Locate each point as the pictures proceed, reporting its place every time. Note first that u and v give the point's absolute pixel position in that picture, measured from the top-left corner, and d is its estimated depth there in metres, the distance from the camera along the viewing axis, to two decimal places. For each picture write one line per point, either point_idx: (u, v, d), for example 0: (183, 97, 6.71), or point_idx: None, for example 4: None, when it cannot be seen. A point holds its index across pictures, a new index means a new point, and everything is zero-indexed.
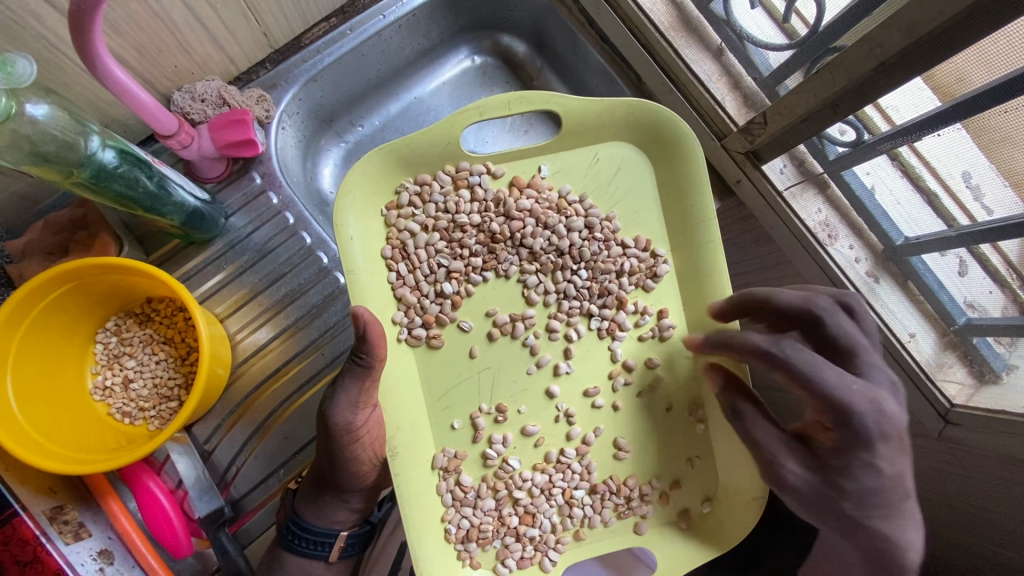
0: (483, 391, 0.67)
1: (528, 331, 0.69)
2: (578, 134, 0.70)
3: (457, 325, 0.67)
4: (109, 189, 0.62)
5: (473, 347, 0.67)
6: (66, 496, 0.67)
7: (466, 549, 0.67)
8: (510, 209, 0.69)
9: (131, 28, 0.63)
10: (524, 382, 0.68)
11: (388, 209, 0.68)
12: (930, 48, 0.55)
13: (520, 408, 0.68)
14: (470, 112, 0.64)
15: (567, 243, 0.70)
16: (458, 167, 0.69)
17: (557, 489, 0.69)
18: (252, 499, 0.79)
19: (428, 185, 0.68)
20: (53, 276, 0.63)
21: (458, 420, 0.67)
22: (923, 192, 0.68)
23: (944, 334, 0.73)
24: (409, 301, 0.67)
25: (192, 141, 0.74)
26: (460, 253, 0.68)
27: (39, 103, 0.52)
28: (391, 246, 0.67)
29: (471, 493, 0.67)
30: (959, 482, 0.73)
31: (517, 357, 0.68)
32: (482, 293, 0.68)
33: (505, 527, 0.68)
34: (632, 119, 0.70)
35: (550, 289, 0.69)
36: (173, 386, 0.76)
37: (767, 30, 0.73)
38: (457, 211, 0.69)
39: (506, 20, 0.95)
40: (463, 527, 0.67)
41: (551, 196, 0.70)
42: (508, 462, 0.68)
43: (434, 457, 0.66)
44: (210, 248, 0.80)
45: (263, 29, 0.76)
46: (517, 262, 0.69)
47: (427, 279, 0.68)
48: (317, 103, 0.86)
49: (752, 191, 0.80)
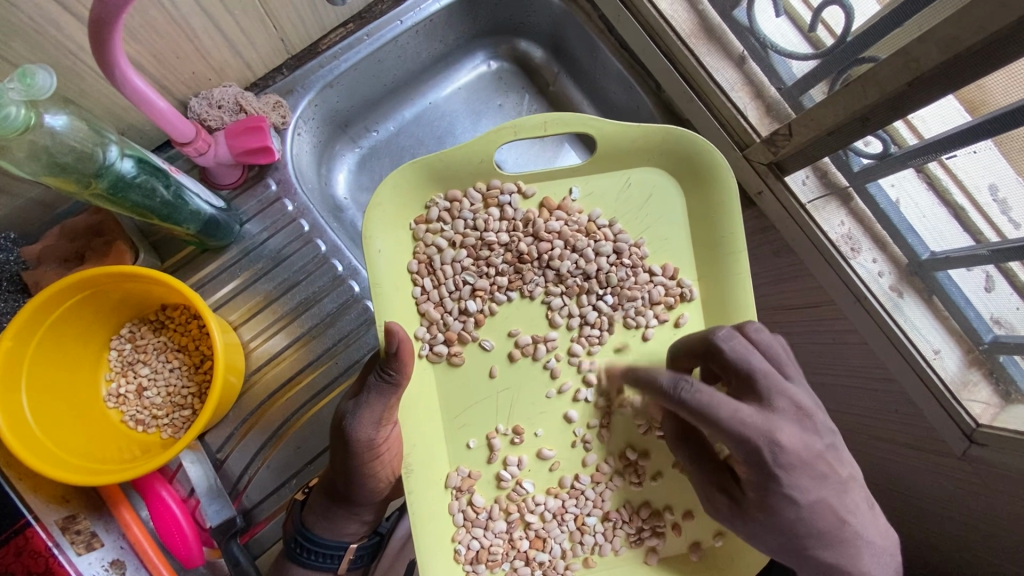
0: (501, 412, 0.66)
1: (550, 353, 0.68)
2: (612, 158, 0.69)
3: (479, 344, 0.66)
4: (127, 200, 0.61)
5: (493, 366, 0.66)
6: (78, 505, 0.66)
7: (475, 570, 0.65)
8: (539, 229, 0.67)
9: (150, 35, 0.62)
10: (542, 405, 0.67)
11: (417, 223, 0.67)
12: (970, 63, 0.54)
13: (537, 431, 0.67)
14: (506, 131, 0.63)
15: (594, 267, 0.69)
16: (490, 185, 0.68)
17: (570, 515, 0.68)
18: (263, 509, 0.78)
19: (458, 202, 0.67)
20: (69, 285, 0.63)
21: (474, 438, 0.66)
22: (948, 206, 0.66)
23: (970, 351, 0.70)
24: (432, 317, 0.66)
25: (209, 148, 0.73)
26: (485, 271, 0.68)
27: (58, 115, 0.52)
28: (417, 260, 0.66)
29: (483, 514, 0.66)
30: (982, 503, 0.71)
31: (538, 379, 0.67)
32: (505, 312, 0.67)
33: (515, 550, 0.67)
34: (666, 147, 0.69)
35: (573, 313, 0.68)
36: (187, 395, 0.75)
37: (792, 38, 0.72)
38: (485, 229, 0.68)
39: (524, 25, 0.94)
40: (473, 548, 0.65)
41: (581, 220, 0.69)
42: (522, 484, 0.66)
43: (448, 475, 0.65)
44: (225, 255, 0.80)
45: (280, 35, 0.75)
46: (543, 284, 0.68)
47: (451, 295, 0.67)
48: (332, 108, 0.85)
49: (773, 203, 0.78)
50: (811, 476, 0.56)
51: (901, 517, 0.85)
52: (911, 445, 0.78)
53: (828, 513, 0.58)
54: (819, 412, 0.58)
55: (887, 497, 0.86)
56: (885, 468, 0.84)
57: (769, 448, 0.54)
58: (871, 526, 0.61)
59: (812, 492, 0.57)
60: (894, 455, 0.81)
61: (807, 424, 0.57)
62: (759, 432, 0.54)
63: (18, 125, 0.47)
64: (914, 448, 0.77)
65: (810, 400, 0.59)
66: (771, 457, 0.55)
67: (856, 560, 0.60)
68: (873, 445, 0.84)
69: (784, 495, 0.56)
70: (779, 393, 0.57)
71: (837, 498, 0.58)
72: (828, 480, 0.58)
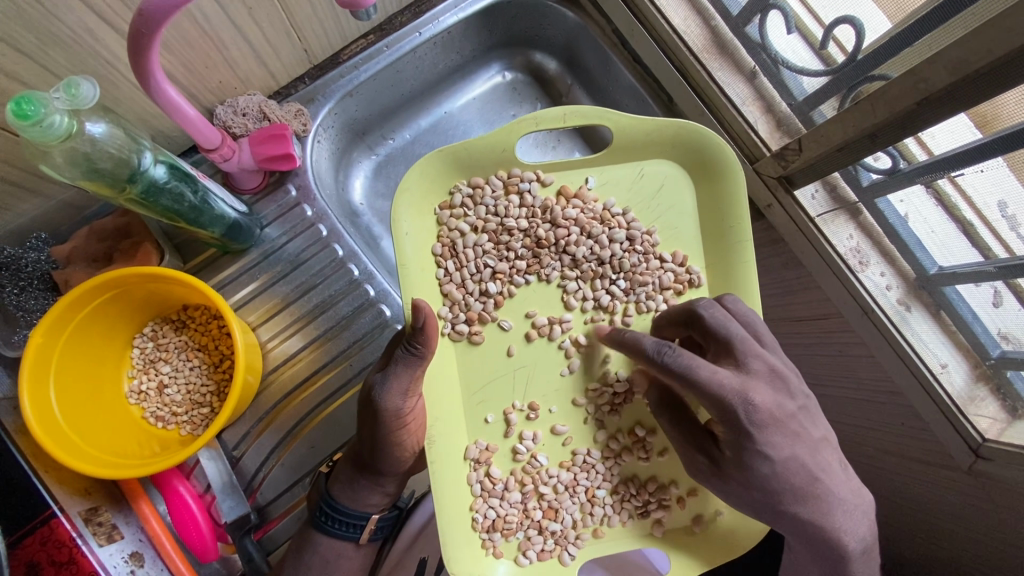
0: (517, 389, 0.68)
1: (565, 334, 0.69)
2: (631, 147, 0.70)
3: (498, 324, 0.68)
4: (158, 204, 0.63)
5: (511, 346, 0.68)
6: (100, 497, 0.69)
7: (491, 538, 0.66)
8: (557, 216, 0.69)
9: (182, 46, 0.65)
10: (557, 383, 0.69)
11: (441, 208, 0.68)
12: (978, 85, 0.55)
13: (551, 408, 0.68)
14: (527, 122, 0.65)
15: (608, 253, 0.70)
16: (510, 174, 0.69)
17: (581, 487, 0.69)
18: (278, 506, 0.79)
19: (480, 188, 0.68)
20: (97, 285, 0.65)
21: (492, 413, 0.67)
22: (957, 221, 0.67)
23: (977, 366, 0.71)
24: (455, 297, 0.67)
25: (234, 154, 0.75)
26: (505, 254, 0.70)
27: (98, 122, 0.54)
28: (441, 243, 0.68)
29: (499, 485, 0.67)
30: (988, 519, 0.72)
31: (553, 360, 0.69)
32: (522, 295, 0.69)
33: (529, 520, 0.68)
34: (681, 139, 0.70)
35: (588, 296, 0.70)
36: (206, 394, 0.77)
37: (802, 54, 0.73)
38: (506, 215, 0.70)
39: (539, 38, 0.96)
40: (489, 517, 0.66)
41: (596, 208, 0.71)
42: (536, 457, 0.68)
43: (467, 448, 0.66)
44: (246, 257, 0.82)
45: (304, 46, 0.78)
46: (559, 268, 0.70)
47: (473, 277, 0.68)
48: (351, 116, 0.88)
49: (783, 216, 0.79)
50: (782, 434, 0.57)
51: (908, 530, 0.86)
52: (918, 458, 0.78)
53: (799, 469, 0.58)
54: (794, 378, 0.60)
55: (895, 510, 0.86)
56: (892, 482, 0.85)
57: (740, 406, 0.56)
58: (842, 485, 0.61)
59: (785, 449, 0.57)
60: (901, 469, 0.82)
61: (783, 385, 0.59)
62: (733, 391, 0.56)
63: (60, 133, 0.49)
64: (921, 462, 0.78)
65: (785, 365, 0.61)
66: (744, 416, 0.56)
67: (827, 516, 0.60)
68: (879, 457, 0.85)
69: (759, 452, 0.57)
70: (754, 356, 0.59)
71: (809, 456, 0.59)
72: (798, 438, 0.59)
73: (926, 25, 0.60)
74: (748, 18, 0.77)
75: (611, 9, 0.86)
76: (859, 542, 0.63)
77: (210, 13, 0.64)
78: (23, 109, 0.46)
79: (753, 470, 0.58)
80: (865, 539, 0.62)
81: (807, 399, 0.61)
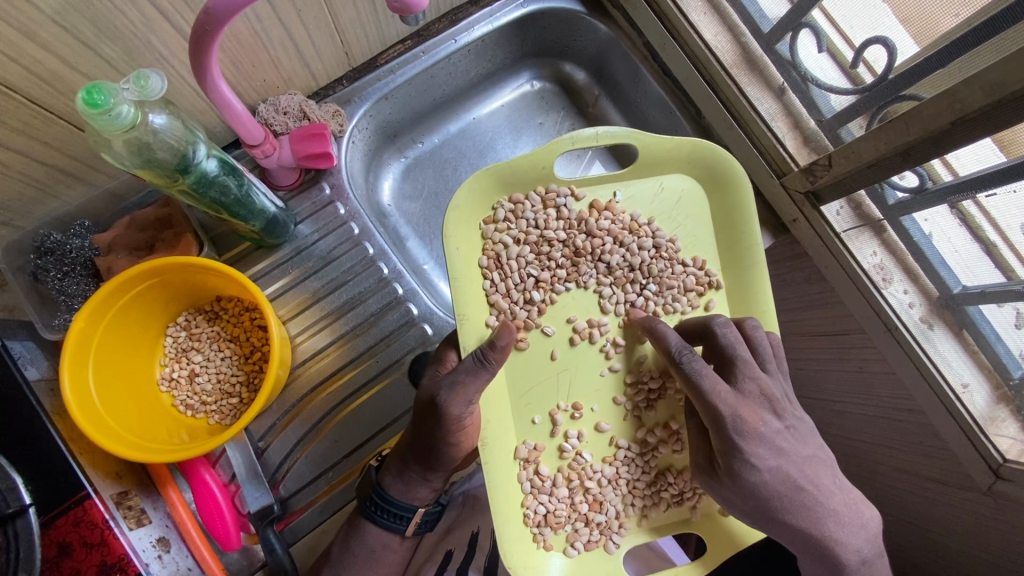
0: (560, 390, 0.69)
1: (604, 338, 0.70)
2: (649, 165, 0.72)
3: (541, 330, 0.69)
4: (206, 196, 0.65)
5: (553, 349, 0.69)
6: (131, 482, 0.71)
7: (541, 532, 0.67)
8: (592, 227, 0.71)
9: (233, 45, 0.67)
10: (597, 383, 0.70)
11: (485, 223, 0.70)
12: (1009, 109, 0.56)
13: (593, 407, 0.69)
14: (564, 142, 0.67)
15: (639, 260, 0.72)
16: (548, 189, 0.71)
17: (623, 480, 0.70)
18: (300, 498, 0.80)
19: (521, 204, 0.70)
20: (140, 272, 0.67)
21: (538, 415, 0.68)
22: (981, 242, 0.68)
23: (999, 387, 0.70)
24: (502, 307, 0.68)
25: (274, 151, 0.77)
26: (547, 264, 0.71)
27: (160, 114, 0.56)
28: (487, 257, 0.69)
29: (548, 482, 0.68)
30: (1003, 540, 0.72)
31: (593, 360, 0.70)
32: (564, 301, 0.70)
33: (576, 513, 0.69)
34: (694, 158, 0.72)
35: (621, 301, 0.71)
36: (235, 383, 0.79)
37: (830, 73, 0.75)
38: (545, 227, 0.71)
39: (570, 49, 0.98)
40: (540, 512, 0.67)
41: (624, 219, 0.72)
42: (581, 454, 0.69)
43: (517, 448, 0.67)
44: (278, 252, 0.84)
45: (345, 49, 0.80)
46: (595, 275, 0.71)
47: (517, 287, 0.69)
48: (385, 119, 0.90)
49: (808, 230, 0.81)
50: (768, 448, 0.59)
51: (924, 550, 0.86)
52: (936, 478, 0.78)
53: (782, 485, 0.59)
54: (786, 402, 0.62)
55: (911, 530, 0.86)
56: (907, 500, 0.85)
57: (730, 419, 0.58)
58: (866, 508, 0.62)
59: (771, 460, 0.60)
60: (917, 488, 0.82)
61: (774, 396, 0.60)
62: (726, 405, 0.59)
63: (127, 123, 0.50)
64: (940, 483, 0.78)
65: (781, 391, 0.63)
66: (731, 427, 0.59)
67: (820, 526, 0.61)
68: (896, 476, 0.85)
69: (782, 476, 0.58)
70: (750, 378, 0.60)
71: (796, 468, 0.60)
72: (787, 453, 0.60)
73: (961, 47, 0.61)
74: (779, 36, 0.78)
75: (642, 23, 0.88)
76: (855, 555, 0.63)
77: (263, 15, 0.66)
78: (94, 98, 0.48)
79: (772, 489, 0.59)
80: (862, 552, 0.62)
81: (796, 421, 0.62)
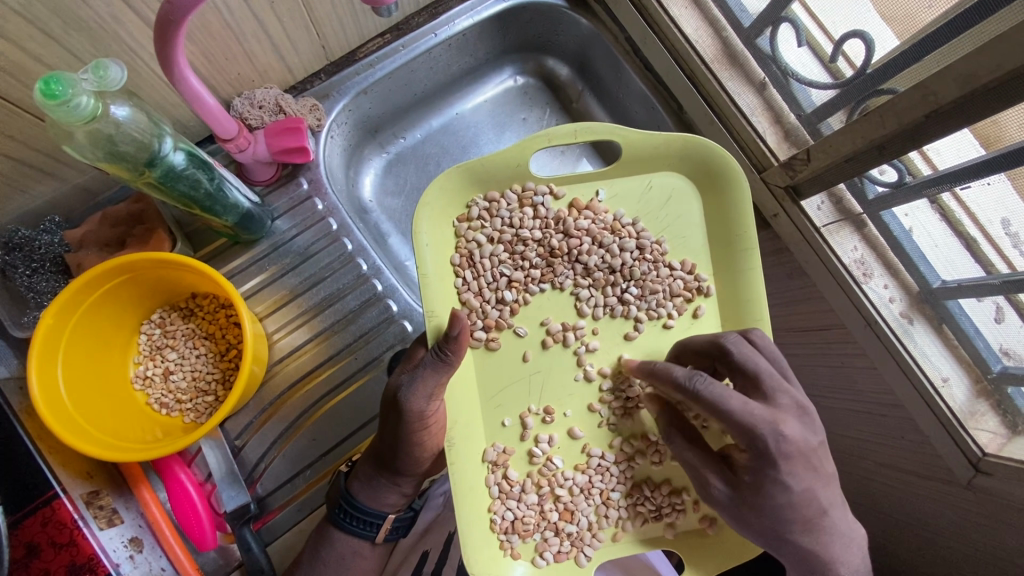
0: (533, 392, 0.68)
1: (580, 340, 0.70)
2: (632, 163, 0.71)
3: (514, 331, 0.69)
4: (174, 189, 0.64)
5: (527, 351, 0.69)
6: (102, 481, 0.69)
7: (509, 540, 0.67)
8: (569, 227, 0.71)
9: (204, 36, 0.66)
10: (572, 388, 0.69)
11: (459, 220, 0.69)
12: (986, 99, 0.55)
13: (565, 412, 0.69)
14: (539, 139, 0.66)
15: (620, 261, 0.71)
16: (525, 187, 0.70)
17: (596, 489, 0.69)
18: (277, 497, 0.79)
19: (496, 202, 0.70)
20: (109, 268, 0.66)
21: (509, 418, 0.68)
22: (960, 236, 0.68)
23: (978, 381, 0.71)
24: (473, 305, 0.68)
25: (249, 145, 0.76)
26: (521, 264, 0.70)
27: (122, 106, 0.55)
28: (459, 254, 0.69)
29: (516, 487, 0.68)
30: (984, 534, 0.72)
31: (566, 365, 0.69)
32: (538, 303, 0.70)
33: (546, 522, 0.68)
34: (689, 152, 0.71)
35: (600, 304, 0.71)
36: (210, 381, 0.78)
37: (812, 68, 0.74)
38: (520, 226, 0.71)
39: (553, 44, 0.97)
40: (508, 519, 0.67)
41: (607, 219, 0.72)
42: (552, 460, 0.68)
43: (485, 450, 0.67)
44: (255, 248, 0.83)
45: (322, 43, 0.79)
46: (572, 276, 0.71)
47: (490, 286, 0.69)
48: (365, 114, 0.89)
49: (789, 226, 0.80)
50: (804, 466, 0.57)
51: (906, 545, 0.86)
52: (918, 473, 0.78)
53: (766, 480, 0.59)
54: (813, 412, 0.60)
55: (894, 526, 0.86)
56: (890, 496, 0.84)
57: (771, 437, 0.55)
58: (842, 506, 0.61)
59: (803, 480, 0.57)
60: (901, 483, 0.81)
61: (774, 387, 0.58)
62: (764, 420, 0.55)
63: (86, 114, 0.49)
64: (921, 477, 0.78)
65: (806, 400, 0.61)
66: (773, 446, 0.55)
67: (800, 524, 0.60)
68: (879, 471, 0.85)
69: (776, 481, 0.56)
70: (781, 391, 0.58)
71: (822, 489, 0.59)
72: (817, 471, 0.58)
73: (935, 41, 0.61)
74: (759, 30, 0.78)
75: (624, 18, 0.87)
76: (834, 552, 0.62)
77: (235, 7, 0.65)
78: (51, 88, 0.46)
79: (784, 494, 0.57)
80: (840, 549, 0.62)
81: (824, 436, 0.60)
